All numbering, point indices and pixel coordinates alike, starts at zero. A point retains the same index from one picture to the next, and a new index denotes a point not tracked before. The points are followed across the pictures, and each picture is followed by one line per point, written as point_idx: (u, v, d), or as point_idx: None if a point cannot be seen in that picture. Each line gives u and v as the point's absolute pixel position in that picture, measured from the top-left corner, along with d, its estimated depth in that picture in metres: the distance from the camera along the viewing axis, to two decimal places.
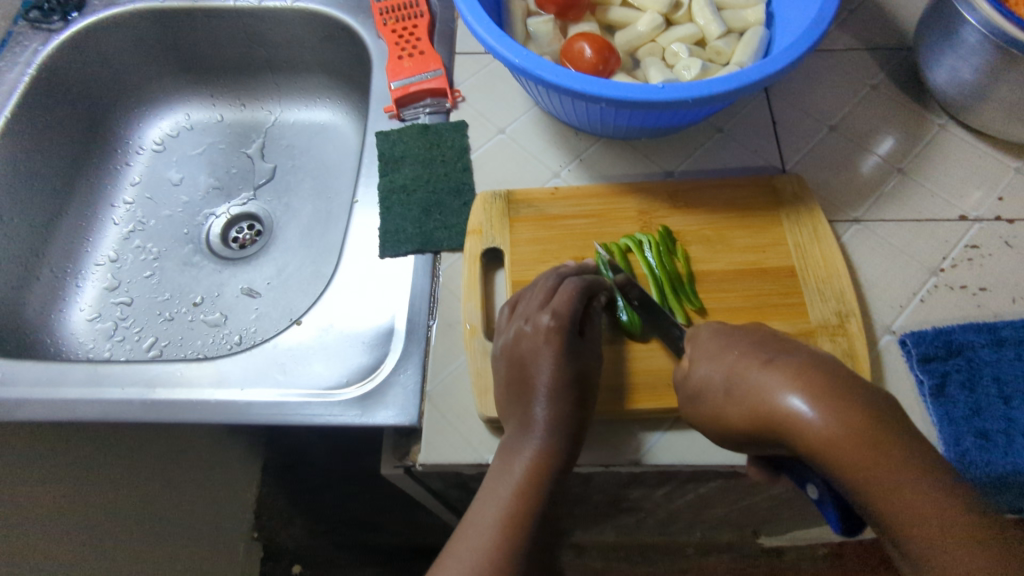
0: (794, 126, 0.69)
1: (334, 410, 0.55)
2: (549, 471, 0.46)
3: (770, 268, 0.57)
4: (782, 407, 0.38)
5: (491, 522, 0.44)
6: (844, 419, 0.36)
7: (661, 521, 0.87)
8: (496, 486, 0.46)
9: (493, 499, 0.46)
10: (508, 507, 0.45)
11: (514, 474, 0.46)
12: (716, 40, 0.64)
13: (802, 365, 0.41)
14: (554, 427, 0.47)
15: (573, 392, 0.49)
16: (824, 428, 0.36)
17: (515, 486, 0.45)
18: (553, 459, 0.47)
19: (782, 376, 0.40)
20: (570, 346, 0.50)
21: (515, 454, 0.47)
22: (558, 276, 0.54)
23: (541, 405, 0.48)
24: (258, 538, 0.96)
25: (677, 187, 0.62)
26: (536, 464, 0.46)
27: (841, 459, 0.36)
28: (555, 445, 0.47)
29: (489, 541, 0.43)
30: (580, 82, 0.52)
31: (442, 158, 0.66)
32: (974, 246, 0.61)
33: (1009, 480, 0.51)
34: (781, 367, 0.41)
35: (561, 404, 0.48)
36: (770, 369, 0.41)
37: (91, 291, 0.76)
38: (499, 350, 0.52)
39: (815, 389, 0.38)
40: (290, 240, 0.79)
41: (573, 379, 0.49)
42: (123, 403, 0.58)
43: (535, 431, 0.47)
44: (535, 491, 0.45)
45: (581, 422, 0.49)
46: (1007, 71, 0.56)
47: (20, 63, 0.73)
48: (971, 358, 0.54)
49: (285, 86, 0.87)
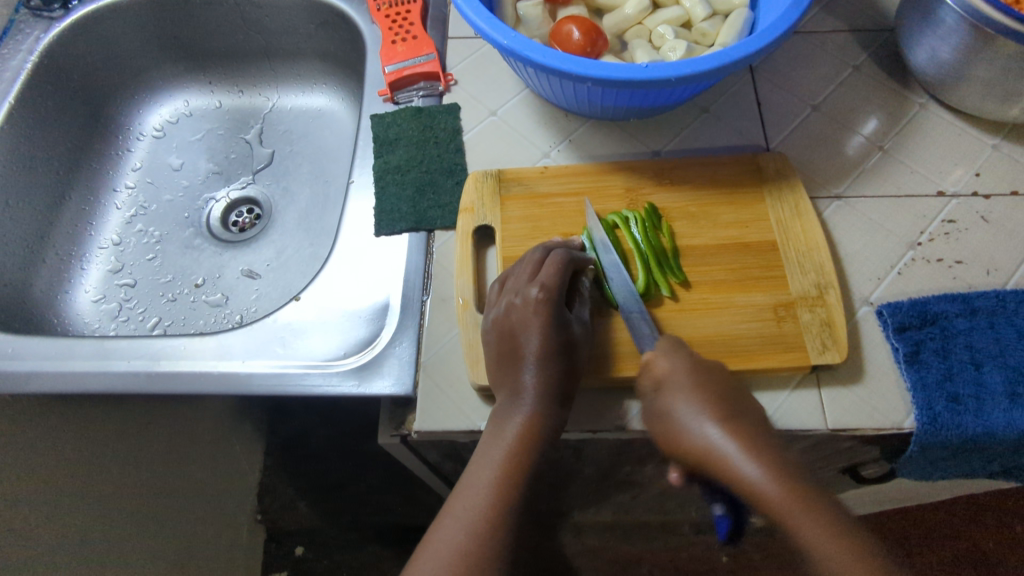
0: (779, 107, 0.70)
1: (333, 381, 0.57)
2: (539, 435, 0.48)
3: (752, 243, 0.59)
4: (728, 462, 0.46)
5: (485, 484, 0.46)
6: (782, 479, 0.44)
7: (655, 497, 0.89)
8: (489, 450, 0.48)
9: (487, 463, 0.48)
10: (501, 468, 0.47)
11: (506, 439, 0.48)
12: (702, 21, 0.66)
13: (747, 426, 0.48)
14: (544, 393, 0.50)
15: (563, 360, 0.51)
16: (764, 489, 0.44)
17: (507, 448, 0.48)
18: (543, 422, 0.49)
19: (735, 438, 0.47)
20: (559, 316, 0.52)
21: (507, 420, 0.49)
22: (546, 249, 0.56)
23: (531, 372, 0.50)
24: (262, 520, 1.00)
25: (663, 166, 0.64)
26: (528, 427, 0.48)
27: (773, 511, 0.44)
28: (545, 410, 0.49)
29: (482, 501, 0.46)
30: (565, 62, 0.54)
31: (435, 140, 0.68)
32: (951, 221, 0.63)
33: (978, 441, 0.53)
34: (732, 426, 0.48)
35: (551, 371, 0.51)
36: (728, 427, 0.48)
37: (96, 273, 0.78)
38: (490, 322, 0.54)
39: (758, 452, 0.46)
40: (288, 222, 0.81)
41: (561, 348, 0.52)
42: (129, 376, 0.60)
43: (525, 398, 0.50)
44: (527, 453, 0.48)
45: (570, 388, 0.51)
46: (983, 49, 0.58)
47: (23, 51, 0.75)
48: (945, 327, 0.56)
49: (282, 73, 0.88)
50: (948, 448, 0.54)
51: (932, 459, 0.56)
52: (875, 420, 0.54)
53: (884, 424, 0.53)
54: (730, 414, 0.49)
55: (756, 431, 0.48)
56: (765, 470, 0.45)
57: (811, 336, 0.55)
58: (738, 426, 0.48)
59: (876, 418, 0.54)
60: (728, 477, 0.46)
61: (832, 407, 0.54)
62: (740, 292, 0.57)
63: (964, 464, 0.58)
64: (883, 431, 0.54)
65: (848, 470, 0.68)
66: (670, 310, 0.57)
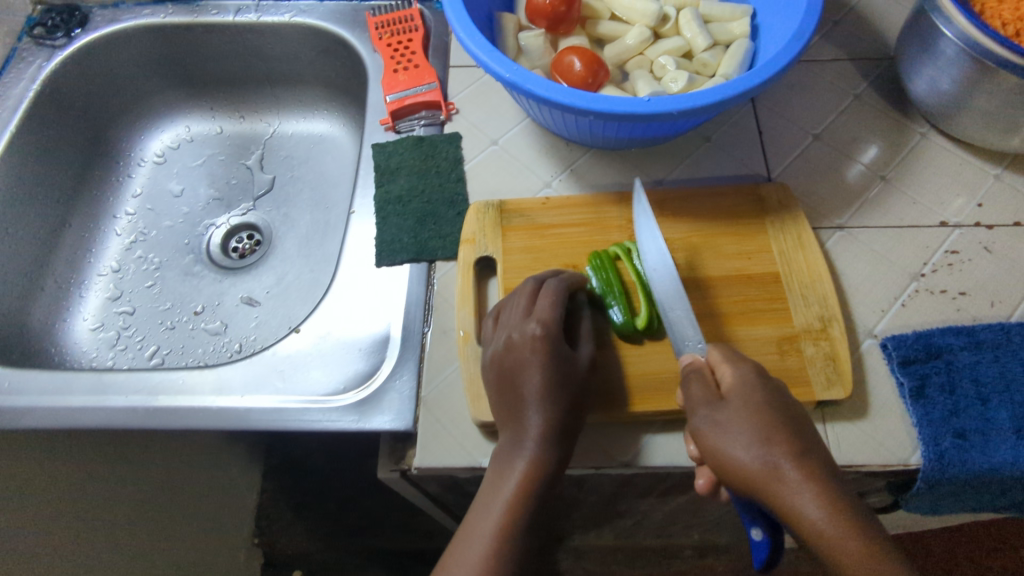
0: (780, 136, 0.71)
1: (332, 416, 0.56)
2: (540, 481, 0.47)
3: (755, 275, 0.59)
4: (794, 473, 0.40)
5: (484, 537, 0.45)
6: (846, 521, 0.38)
7: (658, 523, 0.88)
8: (488, 499, 0.47)
9: (488, 512, 0.47)
10: (501, 521, 0.46)
11: (505, 486, 0.47)
12: (703, 52, 0.66)
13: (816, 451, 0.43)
14: (549, 435, 0.48)
15: (565, 396, 0.50)
16: (826, 510, 0.39)
17: (507, 498, 0.46)
18: (545, 466, 0.48)
19: (800, 468, 0.40)
20: (561, 352, 0.52)
21: (508, 464, 0.48)
22: (536, 281, 0.56)
23: (534, 414, 0.49)
24: (260, 544, 0.98)
25: (664, 197, 0.64)
26: (533, 472, 0.47)
27: (832, 539, 0.38)
28: (547, 452, 0.48)
29: (481, 554, 0.45)
30: (568, 96, 0.54)
31: (436, 169, 0.68)
32: (954, 252, 0.62)
33: (986, 479, 0.52)
34: (795, 438, 0.43)
35: (557, 407, 0.49)
36: (795, 459, 0.41)
37: (95, 301, 0.77)
38: (489, 358, 0.53)
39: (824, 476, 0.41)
40: (289, 249, 0.81)
41: (562, 384, 0.50)
42: (127, 411, 0.59)
43: (526, 442, 0.48)
44: (529, 501, 0.47)
45: (573, 427, 0.50)
46: (985, 81, 0.58)
47: (25, 79, 0.75)
48: (950, 360, 0.56)
49: (283, 99, 0.88)
50: (955, 484, 0.53)
51: (939, 495, 0.56)
52: (881, 456, 0.53)
53: (889, 460, 0.53)
54: (805, 445, 0.42)
55: (833, 469, 0.42)
56: (824, 508, 0.39)
57: (815, 370, 0.54)
58: (811, 457, 0.42)
59: (881, 453, 0.53)
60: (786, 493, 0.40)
61: (838, 443, 0.54)
62: (742, 325, 0.57)
63: (972, 499, 0.57)
64: (889, 467, 0.53)
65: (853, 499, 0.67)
66: (672, 344, 0.56)
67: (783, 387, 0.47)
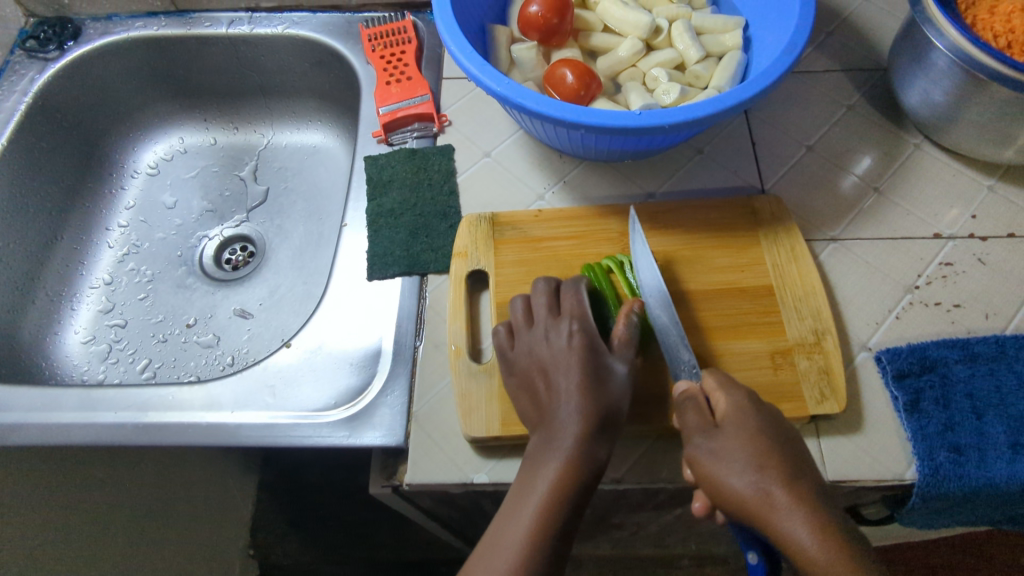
0: (773, 147, 0.70)
1: (322, 431, 0.56)
2: (579, 480, 0.45)
3: (748, 288, 0.59)
4: (781, 501, 0.41)
5: (518, 539, 0.43)
6: (838, 549, 0.38)
7: (654, 535, 0.87)
8: (519, 501, 0.45)
9: (518, 515, 0.44)
10: (535, 523, 0.43)
11: (540, 486, 0.45)
12: (695, 64, 0.66)
13: (808, 477, 0.43)
14: (582, 432, 0.46)
15: (604, 393, 0.48)
16: (813, 539, 0.39)
17: (542, 498, 0.44)
18: (583, 465, 0.45)
19: (792, 494, 0.41)
20: (591, 347, 0.50)
21: (543, 462, 0.46)
22: (552, 283, 0.55)
23: (572, 409, 0.47)
24: (255, 557, 0.97)
25: (656, 209, 0.64)
26: (566, 473, 0.45)
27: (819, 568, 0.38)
28: (586, 450, 0.46)
29: (509, 563, 0.42)
30: (559, 110, 0.54)
31: (429, 182, 0.68)
32: (948, 264, 0.62)
33: (981, 494, 0.52)
34: (785, 465, 0.43)
35: (588, 402, 0.47)
36: (785, 487, 0.41)
37: (86, 314, 0.77)
38: (518, 356, 0.52)
39: (812, 504, 0.41)
40: (282, 261, 0.81)
41: (598, 380, 0.49)
42: (115, 427, 0.59)
43: (564, 438, 0.46)
44: (561, 505, 0.44)
45: (609, 424, 0.48)
46: (976, 93, 0.58)
47: (17, 92, 0.75)
48: (945, 374, 0.55)
49: (277, 110, 0.88)
50: (950, 499, 0.53)
51: (934, 510, 0.55)
52: (876, 471, 0.53)
53: (883, 475, 0.52)
54: (798, 472, 0.43)
55: (824, 496, 0.42)
56: (813, 534, 0.39)
57: (809, 384, 0.54)
58: (803, 484, 0.42)
59: (876, 468, 0.53)
60: (773, 524, 0.40)
61: (832, 457, 0.53)
62: (734, 339, 0.56)
63: (968, 513, 0.57)
64: (883, 482, 0.53)
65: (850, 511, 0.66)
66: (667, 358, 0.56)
67: (774, 411, 0.47)
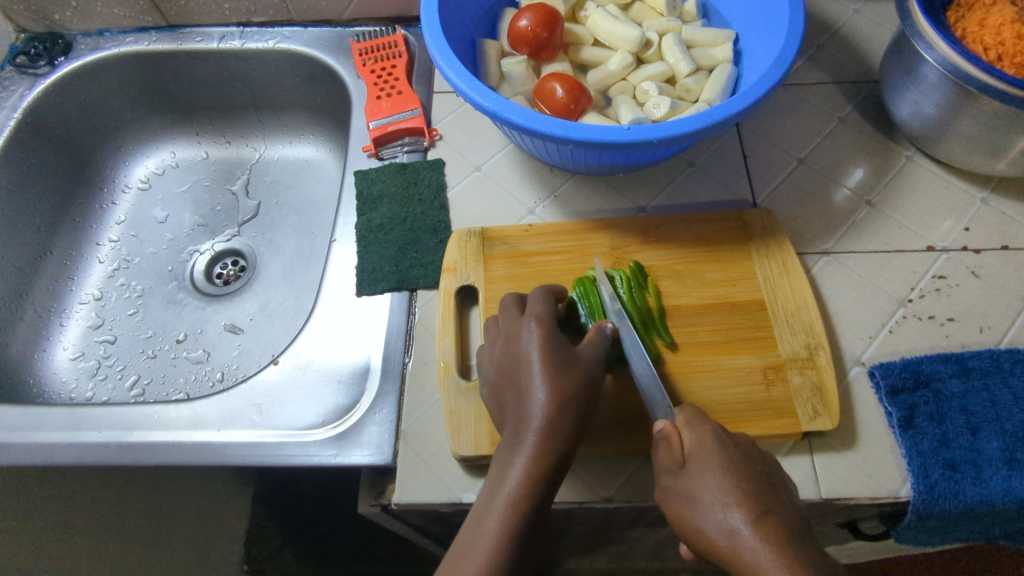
0: (765, 160, 0.70)
1: (310, 450, 0.55)
2: (545, 472, 0.44)
3: (739, 302, 0.58)
4: (751, 543, 0.39)
5: (485, 540, 0.42)
6: None
7: (651, 550, 0.86)
8: (487, 502, 0.44)
9: (486, 515, 0.43)
10: (503, 523, 0.43)
11: (506, 483, 0.44)
12: (685, 77, 0.66)
13: (780, 515, 0.41)
14: (545, 421, 0.46)
15: (568, 381, 0.48)
16: None
17: (508, 495, 0.43)
18: (549, 456, 0.45)
19: (759, 535, 0.40)
20: (552, 336, 0.50)
21: (510, 456, 0.45)
22: (517, 296, 0.55)
23: (536, 397, 0.46)
24: None
25: (647, 224, 0.64)
26: (530, 466, 0.44)
27: None
28: (553, 439, 0.45)
29: (476, 564, 0.41)
30: (546, 124, 0.54)
31: (419, 197, 0.68)
32: (941, 277, 0.62)
33: (977, 511, 0.51)
34: (754, 503, 0.41)
35: (553, 387, 0.47)
36: (753, 526, 0.40)
37: (75, 330, 0.76)
38: (490, 359, 0.52)
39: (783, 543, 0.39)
40: (273, 276, 0.80)
41: (560, 365, 0.48)
42: (99, 446, 0.59)
43: (529, 429, 0.46)
44: (527, 501, 0.44)
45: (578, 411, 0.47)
46: (967, 106, 0.58)
47: (6, 108, 0.75)
48: (938, 389, 0.55)
49: (269, 124, 0.88)
50: (946, 516, 0.52)
51: (931, 527, 0.55)
52: (870, 488, 0.52)
53: (878, 492, 0.52)
54: (767, 507, 0.41)
55: (798, 533, 0.40)
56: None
57: (801, 401, 0.53)
58: (773, 522, 0.40)
59: (871, 486, 0.52)
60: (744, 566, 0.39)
61: (826, 474, 0.53)
62: (725, 354, 0.56)
63: (966, 530, 0.56)
64: (878, 500, 0.52)
65: (847, 526, 0.65)
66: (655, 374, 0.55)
67: (745, 445, 0.46)
